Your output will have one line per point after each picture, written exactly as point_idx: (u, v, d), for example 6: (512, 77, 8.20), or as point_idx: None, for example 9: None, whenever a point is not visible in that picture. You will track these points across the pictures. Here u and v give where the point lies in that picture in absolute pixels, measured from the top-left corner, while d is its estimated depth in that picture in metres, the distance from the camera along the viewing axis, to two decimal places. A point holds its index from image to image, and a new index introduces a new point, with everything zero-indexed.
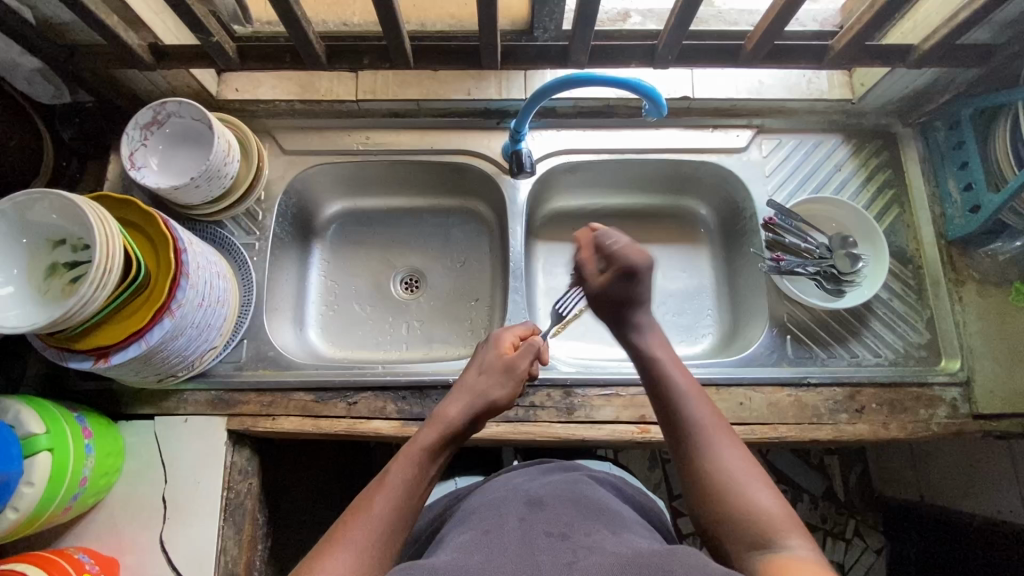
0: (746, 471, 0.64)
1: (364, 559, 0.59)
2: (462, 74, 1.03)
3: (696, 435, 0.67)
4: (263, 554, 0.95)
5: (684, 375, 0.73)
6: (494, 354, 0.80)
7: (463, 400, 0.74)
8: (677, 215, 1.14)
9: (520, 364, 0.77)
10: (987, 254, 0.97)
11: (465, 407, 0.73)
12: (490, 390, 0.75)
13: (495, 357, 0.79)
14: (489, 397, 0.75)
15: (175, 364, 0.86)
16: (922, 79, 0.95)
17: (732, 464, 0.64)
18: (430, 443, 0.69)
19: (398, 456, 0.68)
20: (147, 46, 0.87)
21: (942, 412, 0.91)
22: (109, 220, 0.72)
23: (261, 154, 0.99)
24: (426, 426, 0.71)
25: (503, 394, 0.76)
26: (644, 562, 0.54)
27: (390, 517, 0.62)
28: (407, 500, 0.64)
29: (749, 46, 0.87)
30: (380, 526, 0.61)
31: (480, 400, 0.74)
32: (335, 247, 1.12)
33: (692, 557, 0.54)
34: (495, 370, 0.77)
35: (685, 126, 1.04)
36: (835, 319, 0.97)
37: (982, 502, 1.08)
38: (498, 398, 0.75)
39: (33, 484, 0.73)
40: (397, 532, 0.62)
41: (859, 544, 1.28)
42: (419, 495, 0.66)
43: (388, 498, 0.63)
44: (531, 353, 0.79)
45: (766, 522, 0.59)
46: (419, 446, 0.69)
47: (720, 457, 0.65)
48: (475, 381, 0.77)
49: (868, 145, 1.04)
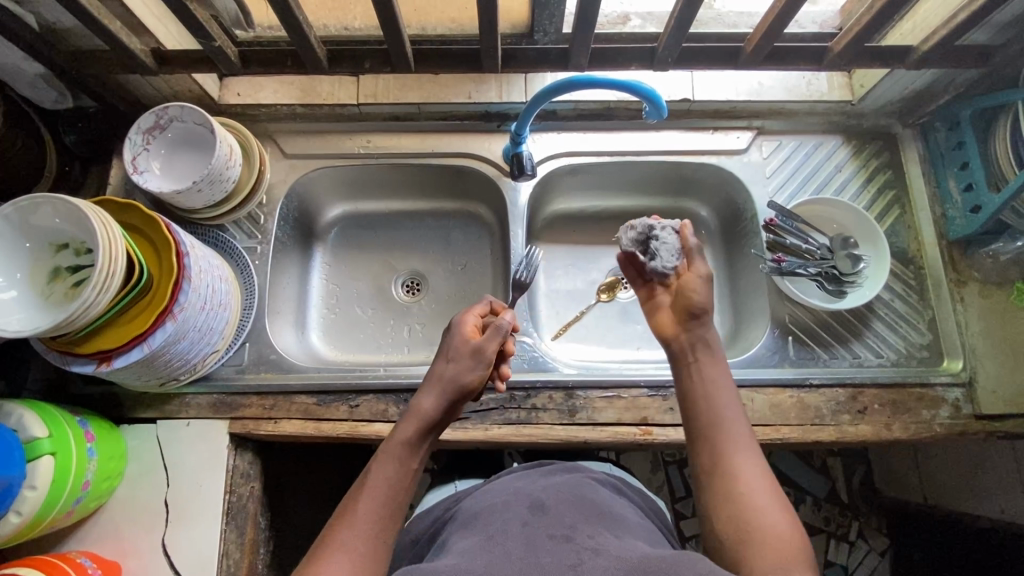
0: (768, 492, 0.65)
1: (355, 563, 0.59)
2: (463, 78, 1.03)
3: (728, 446, 0.69)
4: (265, 558, 0.95)
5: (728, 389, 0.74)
6: (459, 338, 0.77)
7: (436, 390, 0.73)
8: (678, 217, 1.14)
9: (485, 343, 0.75)
10: (988, 255, 0.95)
11: (438, 397, 0.72)
12: (461, 375, 0.74)
13: (460, 342, 0.76)
14: (461, 382, 0.73)
15: (177, 368, 0.86)
16: (922, 80, 0.95)
17: (756, 480, 0.66)
18: (408, 437, 0.69)
19: (379, 455, 0.68)
20: (150, 51, 0.87)
21: (945, 413, 0.91)
22: (112, 224, 0.72)
23: (264, 158, 0.99)
24: (403, 421, 0.70)
25: (474, 376, 0.74)
26: (650, 567, 0.54)
27: (376, 518, 0.62)
28: (391, 498, 0.64)
29: (749, 48, 0.87)
30: (366, 527, 0.61)
31: (451, 386, 0.73)
32: (336, 250, 1.12)
33: (699, 564, 0.54)
34: (462, 354, 0.75)
35: (686, 128, 1.05)
36: (836, 319, 0.97)
37: (986, 503, 1.08)
38: (470, 381, 0.74)
39: (35, 488, 0.73)
40: (382, 531, 0.62)
41: (863, 546, 1.28)
42: (402, 491, 0.66)
43: (372, 498, 0.63)
44: (500, 334, 0.76)
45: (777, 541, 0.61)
46: (398, 441, 0.69)
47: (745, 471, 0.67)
48: (445, 369, 0.75)
49: (868, 147, 1.05)
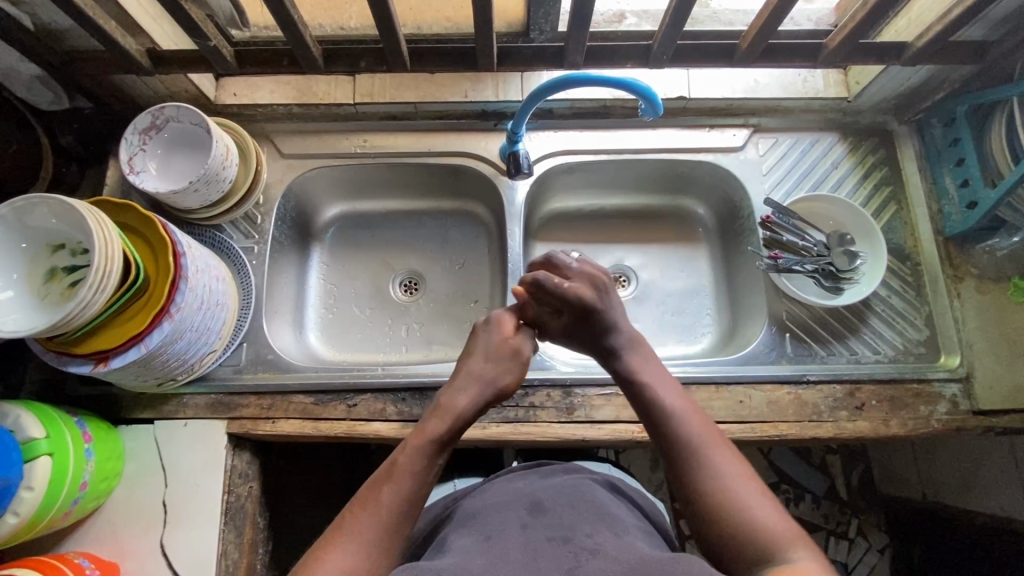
0: (746, 484, 0.64)
1: (368, 555, 0.59)
2: (459, 77, 1.03)
3: (693, 451, 0.66)
4: (263, 558, 0.95)
5: (672, 394, 0.72)
6: (498, 337, 0.78)
7: (472, 389, 0.73)
8: (675, 214, 1.14)
9: (525, 348, 0.78)
10: (985, 251, 0.96)
11: (474, 397, 0.73)
12: (497, 377, 0.75)
13: (501, 342, 0.78)
14: (497, 384, 0.75)
15: (175, 367, 0.86)
16: (918, 76, 0.96)
17: (733, 478, 0.64)
18: (441, 433, 0.68)
19: (405, 448, 0.67)
20: (146, 51, 0.87)
21: (942, 409, 0.91)
22: (108, 225, 0.72)
23: (260, 159, 0.99)
24: (434, 417, 0.70)
25: (511, 378, 0.76)
26: (647, 568, 0.54)
27: (396, 511, 0.62)
28: (416, 491, 0.64)
29: (745, 45, 0.87)
30: (388, 518, 0.61)
31: (489, 386, 0.74)
32: (334, 250, 1.12)
33: (697, 564, 0.54)
34: (503, 354, 0.77)
35: (682, 125, 1.05)
36: (834, 316, 0.97)
37: (984, 499, 1.08)
38: (506, 383, 0.76)
39: (33, 489, 0.73)
40: (399, 527, 0.62)
41: (862, 543, 1.27)
42: (425, 489, 0.65)
43: (398, 489, 0.63)
44: (530, 339, 0.80)
45: (771, 535, 0.60)
46: (427, 435, 0.68)
47: (720, 472, 0.64)
48: (483, 367, 0.76)
49: (865, 143, 1.05)
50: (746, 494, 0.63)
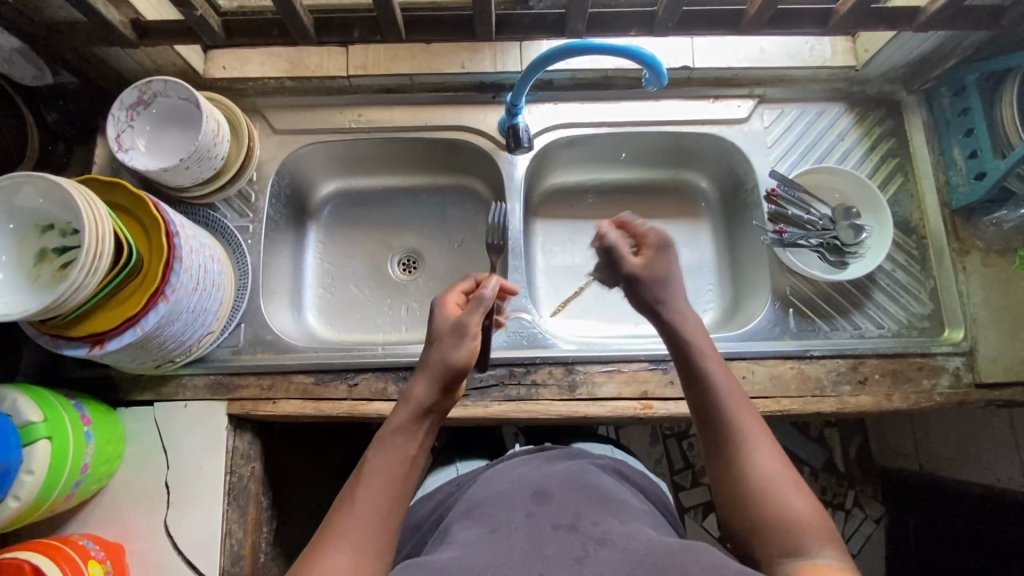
0: (782, 475, 0.62)
1: (362, 550, 0.57)
2: (457, 46, 1.00)
3: (732, 439, 0.65)
4: (266, 536, 0.96)
5: (720, 372, 0.69)
6: (439, 321, 0.72)
7: (425, 373, 0.69)
8: (678, 188, 1.12)
9: (467, 321, 0.70)
10: (991, 223, 0.94)
11: (428, 381, 0.68)
12: (445, 356, 0.69)
13: (442, 325, 0.72)
14: (449, 363, 0.68)
15: (172, 349, 0.85)
16: (928, 44, 0.93)
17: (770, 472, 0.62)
18: (406, 424, 0.66)
19: (377, 446, 0.65)
20: (130, 22, 0.84)
21: (945, 382, 0.91)
22: (97, 202, 0.70)
23: (252, 134, 0.96)
24: (397, 410, 0.67)
25: (461, 353, 0.69)
26: (655, 559, 0.53)
27: (383, 504, 0.61)
28: (398, 483, 0.62)
29: (752, 11, 0.84)
30: (375, 514, 0.60)
31: (437, 367, 0.68)
32: (331, 228, 1.10)
33: (707, 555, 0.53)
34: (444, 335, 0.70)
35: (686, 96, 1.02)
36: (838, 291, 0.96)
37: (982, 469, 1.09)
38: (458, 361, 0.69)
39: (33, 473, 0.72)
40: (387, 520, 0.60)
41: (858, 514, 1.29)
42: (407, 476, 0.64)
43: (378, 485, 0.61)
44: (473, 305, 0.71)
45: (798, 526, 0.58)
46: (395, 430, 0.66)
47: (756, 461, 0.63)
48: (430, 352, 0.70)
49: (872, 114, 1.02)
50: (779, 488, 0.61)
